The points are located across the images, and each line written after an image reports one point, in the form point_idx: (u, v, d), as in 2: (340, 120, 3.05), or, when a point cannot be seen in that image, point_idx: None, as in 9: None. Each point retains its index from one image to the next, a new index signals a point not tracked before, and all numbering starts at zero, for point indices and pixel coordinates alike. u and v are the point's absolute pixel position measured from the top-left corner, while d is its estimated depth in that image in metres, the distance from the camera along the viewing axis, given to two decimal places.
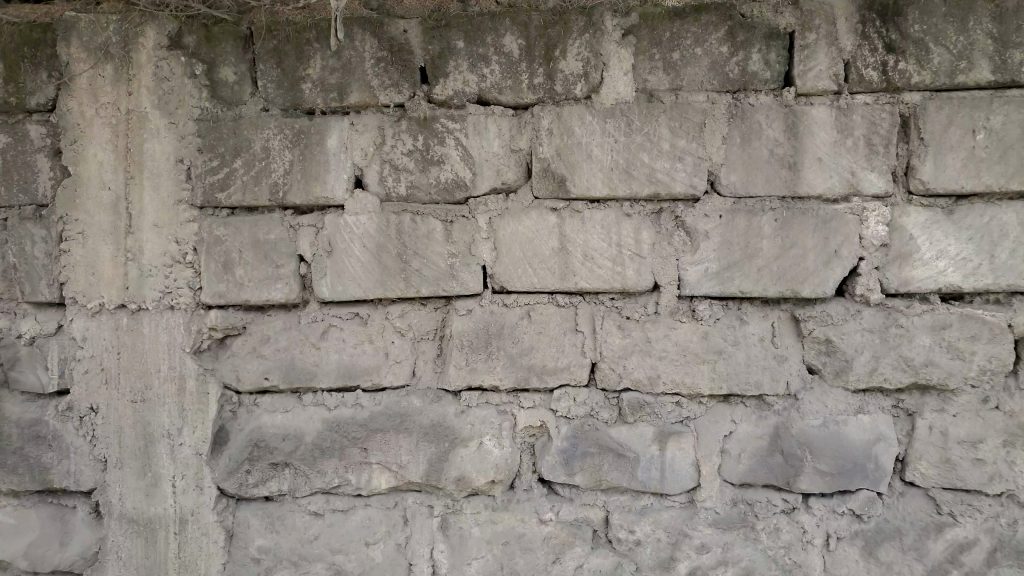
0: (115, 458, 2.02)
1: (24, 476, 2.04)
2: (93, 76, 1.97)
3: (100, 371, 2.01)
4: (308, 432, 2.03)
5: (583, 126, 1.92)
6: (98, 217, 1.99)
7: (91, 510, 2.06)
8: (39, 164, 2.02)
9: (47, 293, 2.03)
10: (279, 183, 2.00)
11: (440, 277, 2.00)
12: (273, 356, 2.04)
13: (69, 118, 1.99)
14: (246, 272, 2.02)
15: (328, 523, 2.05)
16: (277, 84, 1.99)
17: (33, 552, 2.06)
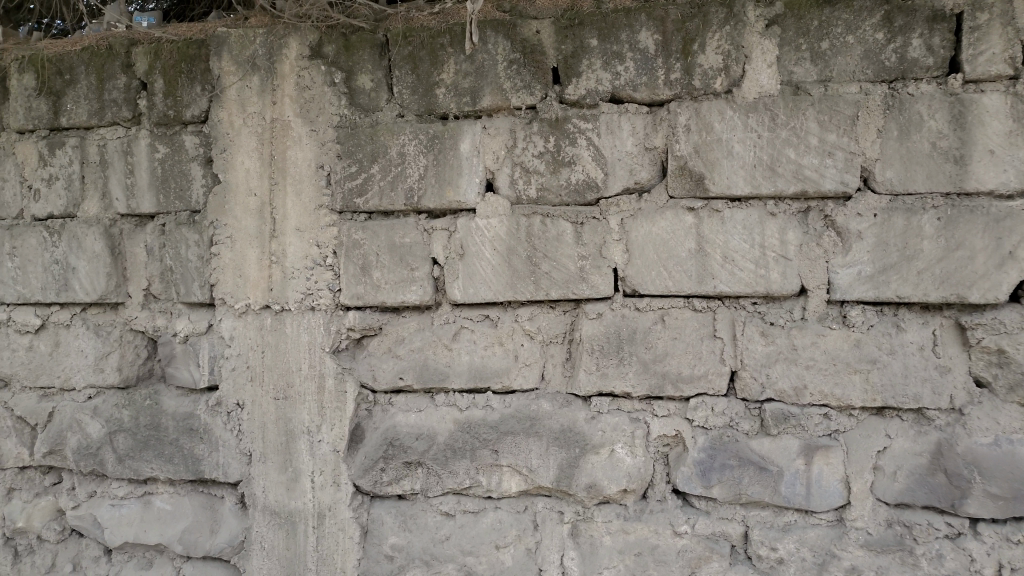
0: (259, 453, 2.11)
1: (179, 466, 2.16)
2: (242, 87, 2.07)
3: (246, 369, 2.10)
4: (441, 432, 2.05)
5: (724, 121, 1.84)
6: (246, 222, 2.09)
7: (237, 501, 2.16)
8: (192, 172, 2.13)
9: (199, 294, 2.14)
10: (414, 187, 2.03)
11: (571, 279, 1.95)
12: (407, 357, 2.08)
13: (220, 128, 2.09)
14: (382, 275, 2.06)
15: (459, 524, 2.05)
16: (413, 90, 2.02)
17: (187, 537, 2.16)
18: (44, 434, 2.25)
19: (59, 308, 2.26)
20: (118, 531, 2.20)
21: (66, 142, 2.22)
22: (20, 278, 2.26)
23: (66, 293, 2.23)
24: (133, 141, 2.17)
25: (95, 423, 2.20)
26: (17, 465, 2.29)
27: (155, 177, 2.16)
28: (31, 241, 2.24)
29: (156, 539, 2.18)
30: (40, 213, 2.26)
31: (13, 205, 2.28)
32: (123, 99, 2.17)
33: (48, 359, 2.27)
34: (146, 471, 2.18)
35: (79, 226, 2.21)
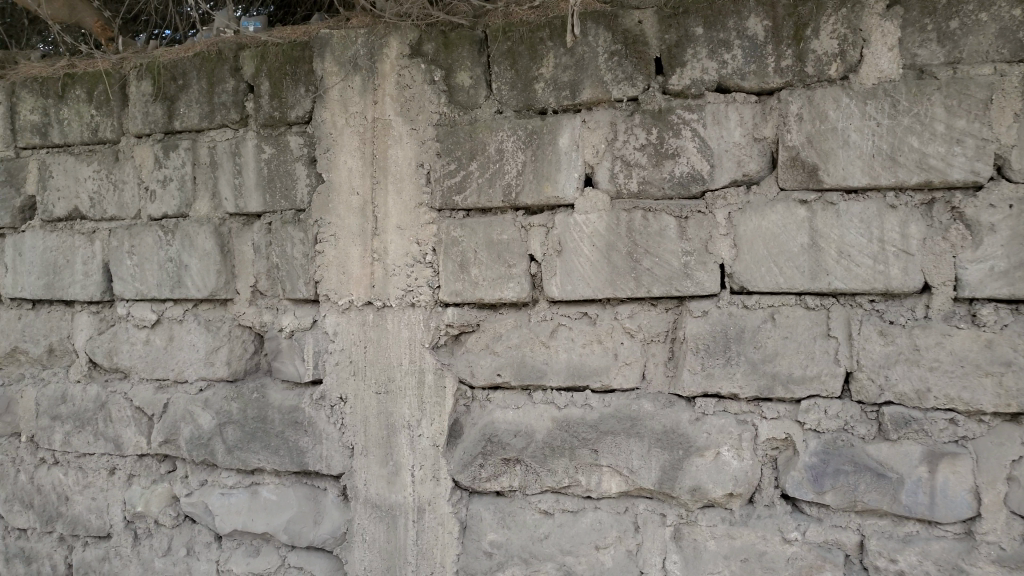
0: (361, 446, 2.15)
1: (284, 457, 2.22)
2: (344, 88, 2.11)
3: (349, 364, 2.14)
4: (539, 429, 2.02)
5: (840, 109, 1.75)
6: (348, 221, 2.13)
7: (339, 493, 2.20)
8: (296, 172, 2.19)
9: (304, 291, 2.19)
10: (513, 183, 2.01)
11: (674, 275, 1.90)
12: (504, 354, 2.06)
13: (323, 128, 2.14)
14: (480, 272, 2.06)
15: (558, 523, 2.03)
16: (511, 85, 2.01)
17: (291, 527, 2.21)
18: (160, 424, 2.33)
19: (173, 304, 2.34)
20: (228, 518, 2.27)
21: (179, 144, 2.29)
22: (139, 276, 2.34)
23: (180, 289, 2.31)
24: (241, 142, 2.24)
25: (206, 415, 2.28)
26: (136, 451, 2.36)
27: (261, 178, 2.22)
28: (148, 239, 2.32)
29: (263, 527, 2.24)
30: (155, 213, 2.33)
31: (131, 206, 2.35)
32: (232, 102, 2.24)
33: (164, 352, 2.35)
34: (254, 462, 2.24)
35: (192, 226, 2.29)
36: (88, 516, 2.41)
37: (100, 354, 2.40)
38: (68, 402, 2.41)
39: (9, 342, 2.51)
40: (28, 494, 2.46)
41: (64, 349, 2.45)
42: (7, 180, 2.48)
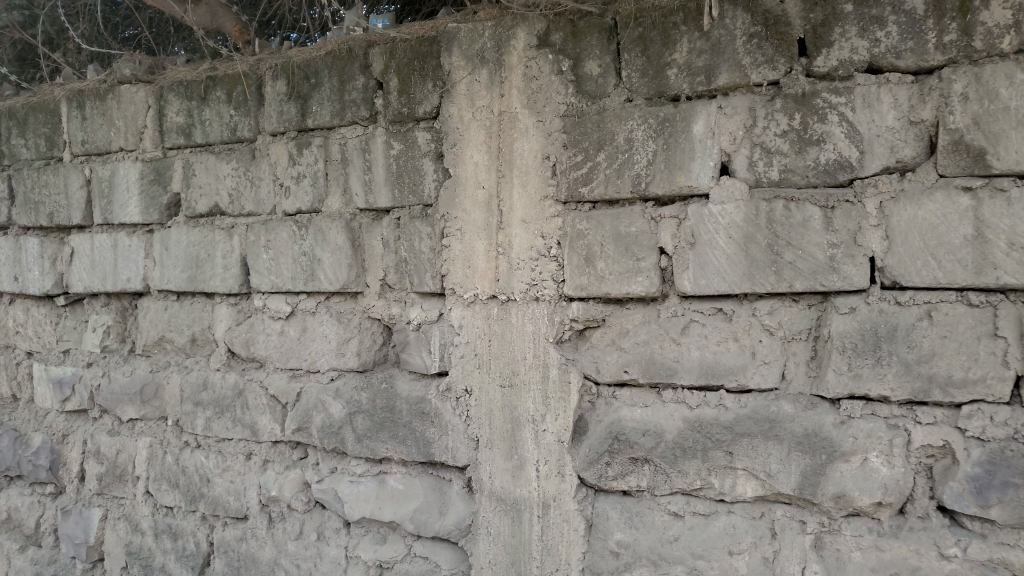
0: (487, 439, 2.15)
1: (412, 447, 2.25)
2: (471, 81, 2.11)
3: (474, 356, 2.15)
4: (669, 429, 1.96)
5: (1013, 86, 1.59)
6: (474, 215, 2.13)
7: (464, 485, 2.21)
8: (424, 167, 2.21)
9: (431, 284, 2.22)
10: (642, 174, 1.95)
11: (819, 269, 1.79)
12: (632, 351, 2.00)
13: (450, 122, 2.15)
14: (607, 265, 2.00)
15: (689, 525, 1.96)
16: (642, 73, 1.95)
17: (417, 517, 2.24)
18: (293, 412, 2.42)
19: (306, 296, 2.43)
20: (357, 506, 2.32)
21: (312, 142, 2.36)
22: (274, 269, 2.43)
23: (313, 282, 2.39)
24: (370, 138, 2.28)
25: (336, 404, 2.35)
26: (270, 438, 2.46)
27: (390, 173, 2.26)
28: (282, 234, 2.41)
29: (390, 516, 2.28)
30: (289, 209, 2.41)
31: (267, 202, 2.44)
32: (362, 99, 2.29)
33: (298, 343, 2.43)
34: (382, 451, 2.29)
35: (324, 221, 2.36)
36: (228, 498, 2.51)
37: (238, 344, 2.51)
38: (209, 389, 2.54)
39: (157, 332, 2.64)
40: (174, 474, 2.59)
41: (205, 339, 2.58)
42: (156, 179, 2.58)
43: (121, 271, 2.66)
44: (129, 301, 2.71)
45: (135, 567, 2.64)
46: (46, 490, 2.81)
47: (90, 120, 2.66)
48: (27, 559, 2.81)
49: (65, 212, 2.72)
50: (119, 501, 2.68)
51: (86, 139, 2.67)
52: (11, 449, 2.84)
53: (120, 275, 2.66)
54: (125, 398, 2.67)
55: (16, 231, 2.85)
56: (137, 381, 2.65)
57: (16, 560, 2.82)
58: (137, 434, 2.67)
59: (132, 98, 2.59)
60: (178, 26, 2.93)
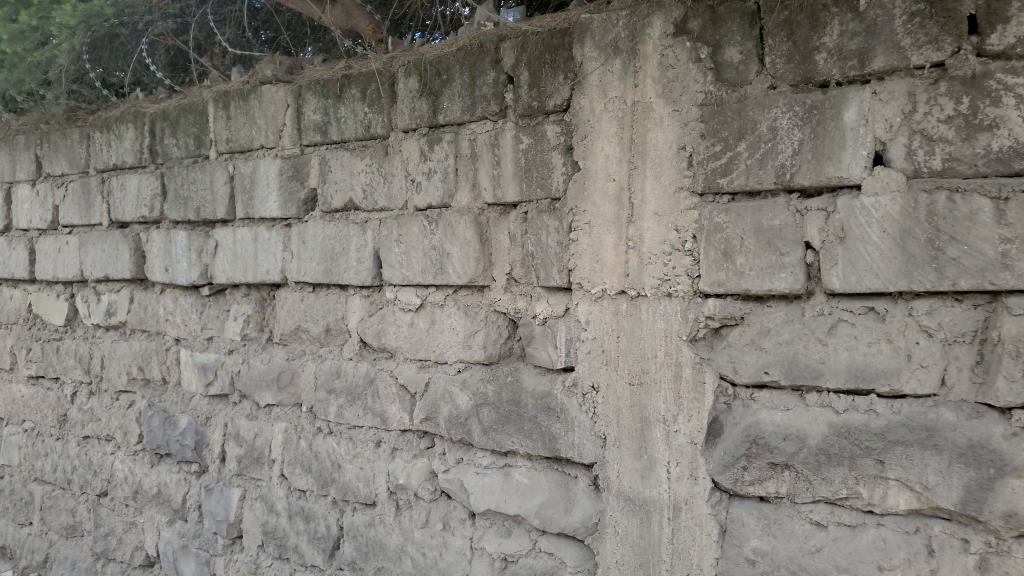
0: (614, 437, 2.11)
1: (537, 442, 2.24)
2: (604, 72, 2.08)
3: (602, 353, 2.11)
4: (812, 434, 1.86)
5: None
6: (604, 208, 2.09)
7: (590, 483, 2.18)
8: (554, 160, 2.19)
9: (558, 278, 2.19)
10: (786, 164, 1.85)
11: (988, 266, 1.64)
12: (772, 350, 1.91)
13: (581, 115, 2.12)
14: (746, 261, 1.91)
15: (833, 536, 1.85)
16: (788, 58, 1.85)
17: (543, 512, 2.24)
18: (422, 402, 2.47)
19: (435, 290, 2.46)
20: (482, 498, 2.34)
21: (443, 138, 2.39)
22: (405, 262, 2.48)
23: (441, 276, 2.42)
24: (500, 133, 2.28)
25: (463, 396, 2.38)
26: (399, 427, 2.52)
27: (519, 168, 2.26)
28: (413, 228, 2.46)
29: (516, 509, 2.28)
30: (420, 204, 2.46)
31: (399, 197, 2.50)
32: (492, 93, 2.30)
33: (426, 335, 2.47)
34: (507, 445, 2.30)
35: (453, 215, 2.38)
36: (358, 484, 2.59)
37: (370, 335, 2.58)
38: (342, 377, 2.63)
39: (293, 321, 2.75)
40: (308, 459, 2.69)
41: (338, 329, 2.66)
42: (294, 175, 2.69)
43: (261, 263, 2.79)
44: (268, 292, 2.84)
45: (271, 545, 2.77)
46: (192, 468, 2.99)
47: (235, 120, 2.80)
48: (174, 532, 3.00)
49: (212, 207, 2.88)
50: (256, 482, 2.82)
51: (230, 137, 2.82)
52: (161, 429, 3.04)
53: (260, 267, 2.79)
54: (263, 384, 2.80)
55: (166, 225, 3.03)
56: (274, 368, 2.78)
57: (166, 532, 3.02)
58: (274, 419, 2.79)
59: (273, 98, 2.71)
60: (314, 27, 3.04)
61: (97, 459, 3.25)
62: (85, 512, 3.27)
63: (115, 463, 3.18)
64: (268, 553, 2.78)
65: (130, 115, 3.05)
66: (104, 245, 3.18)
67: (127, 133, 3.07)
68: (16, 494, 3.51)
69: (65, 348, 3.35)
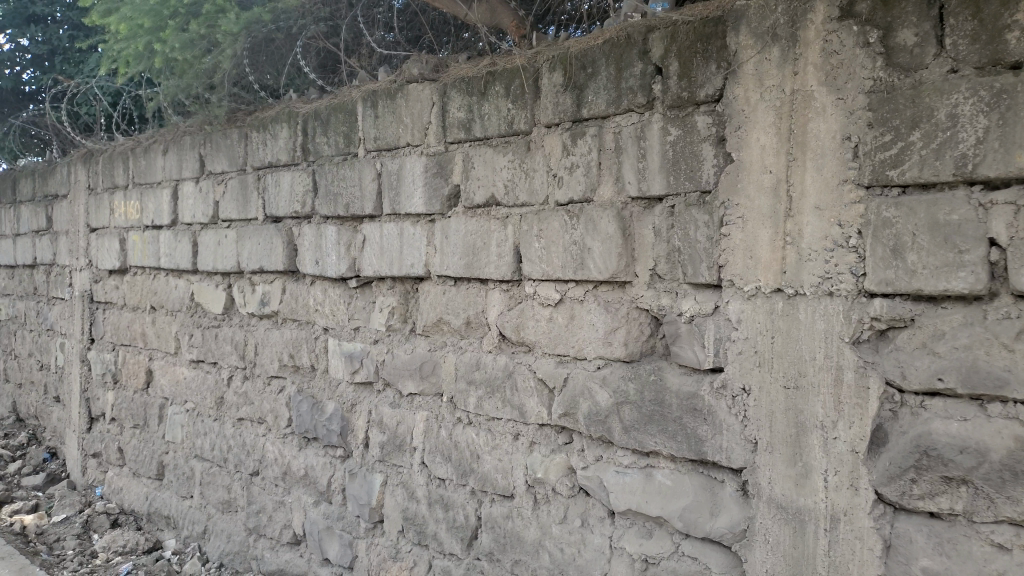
0: (766, 442, 2.02)
1: (682, 444, 2.19)
2: (760, 61, 1.99)
3: (754, 354, 2.03)
4: (995, 449, 1.69)
5: None
6: (759, 201, 2.01)
7: (739, 488, 2.10)
8: (704, 153, 2.12)
9: (707, 275, 2.12)
10: (968, 154, 1.70)
11: None
12: (948, 356, 1.75)
13: (735, 106, 2.05)
14: (920, 258, 1.77)
15: (1019, 561, 1.68)
16: (972, 39, 1.70)
17: (687, 515, 2.18)
18: (560, 397, 2.46)
19: (574, 285, 2.43)
20: (622, 497, 2.31)
21: (586, 132, 2.37)
22: (545, 257, 2.47)
23: (582, 271, 2.39)
24: (647, 126, 2.24)
25: (604, 393, 2.35)
26: (538, 421, 2.53)
27: (666, 161, 2.20)
28: (554, 223, 2.44)
29: (658, 511, 2.24)
30: (562, 198, 2.44)
31: (541, 192, 2.49)
32: (639, 86, 2.25)
33: (566, 331, 2.45)
34: (650, 444, 2.25)
35: (596, 210, 2.35)
36: (496, 476, 2.62)
37: (509, 329, 2.59)
38: (481, 369, 2.67)
39: (435, 314, 2.82)
40: (448, 448, 2.75)
41: (479, 322, 2.70)
42: (438, 172, 2.75)
43: (406, 257, 2.87)
44: (411, 285, 2.91)
45: (410, 531, 2.85)
46: (337, 453, 3.13)
47: (382, 118, 2.90)
48: (320, 513, 3.15)
49: (360, 203, 2.99)
50: (398, 469, 2.91)
51: (377, 136, 2.92)
52: (310, 414, 3.20)
53: (404, 261, 2.88)
54: (406, 373, 2.89)
55: (317, 220, 3.17)
56: (417, 359, 2.87)
57: (312, 512, 3.18)
58: (415, 408, 2.88)
59: (419, 96, 2.78)
60: (459, 25, 3.09)
61: (250, 440, 3.46)
62: (239, 489, 3.49)
63: (267, 445, 3.38)
64: (408, 539, 2.86)
65: (285, 115, 3.22)
66: (260, 239, 3.38)
67: (282, 132, 3.24)
68: (179, 469, 3.80)
69: (224, 335, 3.59)
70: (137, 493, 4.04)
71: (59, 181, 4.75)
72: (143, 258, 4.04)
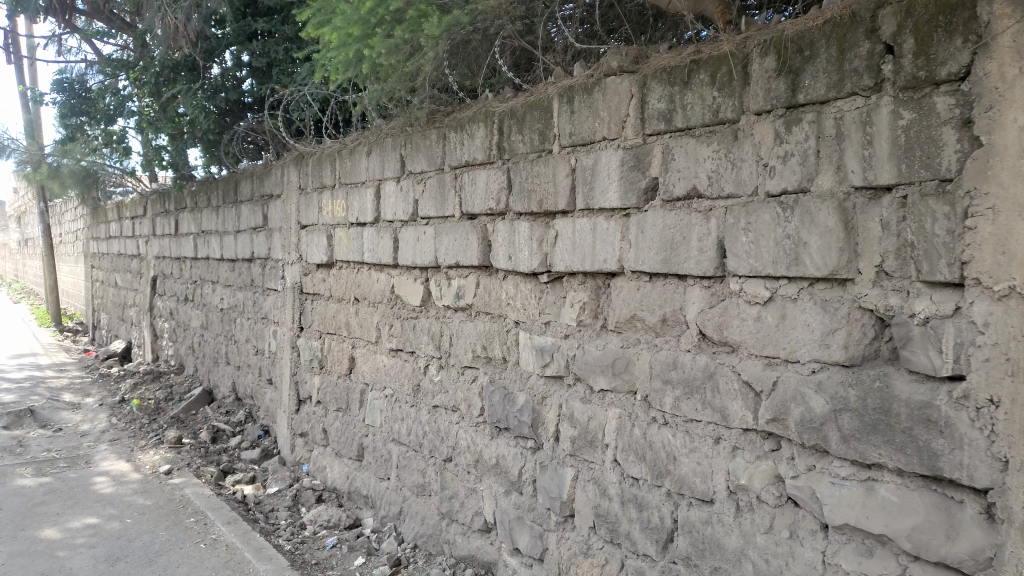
0: (1020, 461, 1.78)
1: (912, 458, 1.98)
2: (1021, 31, 1.77)
3: (1007, 361, 1.80)
4: None
5: None
6: (1015, 189, 1.78)
7: (982, 510, 1.87)
8: (944, 137, 1.90)
9: (946, 273, 1.91)
10: None
11: None
12: None
13: (986, 83, 1.83)
14: None
15: None
16: None
17: (917, 536, 1.98)
18: (768, 401, 2.33)
19: (786, 282, 2.28)
20: (838, 511, 2.15)
21: (803, 118, 2.21)
22: (754, 252, 2.34)
23: (796, 267, 2.24)
24: (874, 109, 2.05)
25: (819, 399, 2.19)
26: (741, 425, 2.41)
27: (897, 147, 2.00)
28: (765, 216, 2.31)
29: (881, 529, 2.05)
30: (773, 189, 2.30)
31: (749, 183, 2.36)
32: (865, 66, 2.06)
33: (775, 330, 2.31)
34: (873, 456, 2.07)
35: (813, 201, 2.20)
36: (695, 479, 2.53)
37: (710, 327, 2.49)
38: (679, 368, 2.59)
39: (629, 310, 2.76)
40: (642, 447, 2.70)
41: (676, 319, 2.61)
42: (636, 165, 2.69)
43: (599, 252, 2.84)
44: (604, 280, 2.88)
45: (602, 528, 2.83)
46: (527, 444, 3.18)
47: (578, 113, 2.89)
48: (511, 503, 3.21)
49: (554, 198, 3.01)
50: (589, 465, 2.90)
51: (573, 131, 2.92)
52: (502, 405, 3.27)
53: (598, 256, 2.85)
54: (599, 369, 2.87)
55: (510, 216, 3.23)
56: (610, 355, 2.83)
57: (503, 502, 3.25)
58: (607, 405, 2.85)
59: (617, 89, 2.74)
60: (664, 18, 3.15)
61: (444, 428, 3.60)
62: (433, 474, 3.65)
63: (460, 433, 3.50)
64: (599, 536, 2.85)
65: (482, 114, 3.30)
66: (456, 235, 3.50)
67: (479, 131, 3.33)
68: (377, 451, 4.04)
69: (421, 326, 3.76)
70: (339, 472, 4.34)
71: (275, 182, 5.20)
72: (347, 253, 4.32)
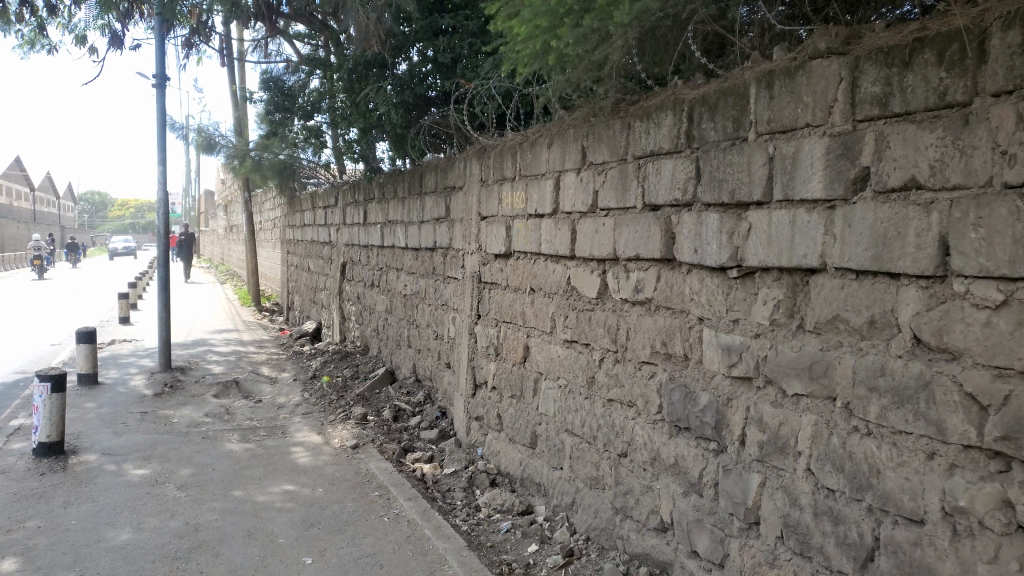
0: None
1: None
2: None
3: None
4: None
5: None
6: None
7: None
8: None
9: None
10: None
11: None
12: None
13: None
14: None
15: None
16: None
17: None
18: (997, 418, 2.07)
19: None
20: None
21: None
22: (985, 250, 2.09)
23: None
24: None
25: None
26: (961, 441, 2.17)
27: None
28: (1001, 210, 2.06)
29: None
30: (1013, 180, 2.04)
31: (982, 173, 2.11)
32: None
33: (1009, 338, 2.05)
34: None
35: None
36: (903, 496, 2.32)
37: (927, 332, 2.26)
38: (887, 375, 2.38)
39: (831, 310, 2.58)
40: (841, 458, 2.51)
41: (885, 322, 2.40)
42: (843, 154, 2.50)
43: (797, 247, 2.67)
44: (801, 277, 2.70)
45: (791, 539, 2.68)
46: (710, 446, 3.07)
47: (779, 99, 2.73)
48: (690, 504, 3.12)
49: (747, 189, 2.86)
50: (779, 472, 2.75)
51: (772, 118, 2.76)
52: (683, 403, 3.19)
53: (796, 251, 2.68)
54: (793, 372, 2.71)
55: (697, 208, 3.12)
56: (806, 357, 2.66)
57: (681, 502, 3.17)
58: (801, 410, 2.68)
59: (824, 72, 2.56)
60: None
61: (620, 422, 3.56)
62: (608, 468, 3.62)
63: (636, 429, 3.45)
64: (788, 547, 2.70)
65: (671, 103, 3.22)
66: (638, 227, 3.44)
67: (666, 120, 3.25)
68: (551, 441, 4.08)
69: (598, 318, 3.74)
70: (513, 458, 4.43)
71: (457, 174, 5.38)
72: (525, 243, 4.38)
